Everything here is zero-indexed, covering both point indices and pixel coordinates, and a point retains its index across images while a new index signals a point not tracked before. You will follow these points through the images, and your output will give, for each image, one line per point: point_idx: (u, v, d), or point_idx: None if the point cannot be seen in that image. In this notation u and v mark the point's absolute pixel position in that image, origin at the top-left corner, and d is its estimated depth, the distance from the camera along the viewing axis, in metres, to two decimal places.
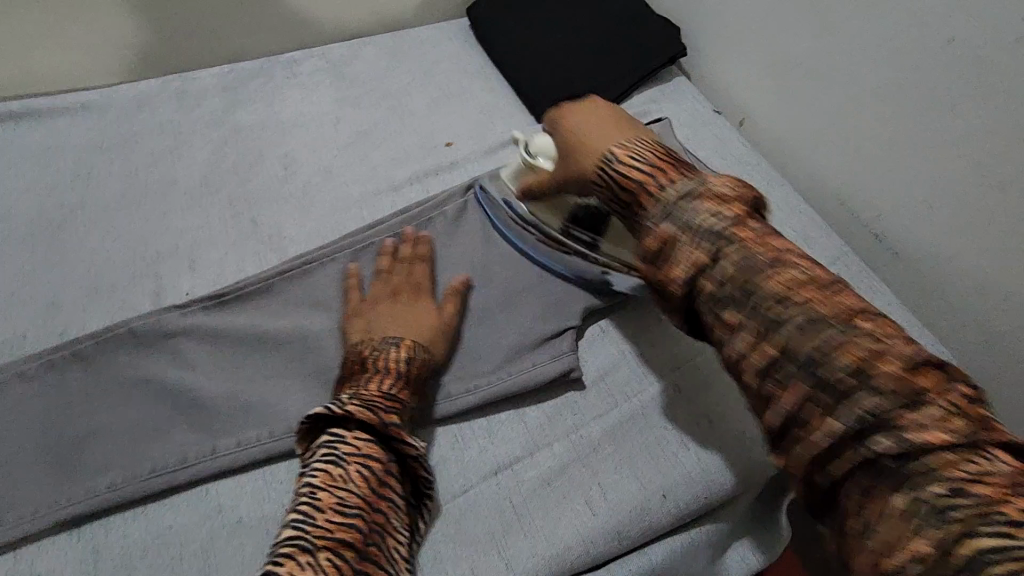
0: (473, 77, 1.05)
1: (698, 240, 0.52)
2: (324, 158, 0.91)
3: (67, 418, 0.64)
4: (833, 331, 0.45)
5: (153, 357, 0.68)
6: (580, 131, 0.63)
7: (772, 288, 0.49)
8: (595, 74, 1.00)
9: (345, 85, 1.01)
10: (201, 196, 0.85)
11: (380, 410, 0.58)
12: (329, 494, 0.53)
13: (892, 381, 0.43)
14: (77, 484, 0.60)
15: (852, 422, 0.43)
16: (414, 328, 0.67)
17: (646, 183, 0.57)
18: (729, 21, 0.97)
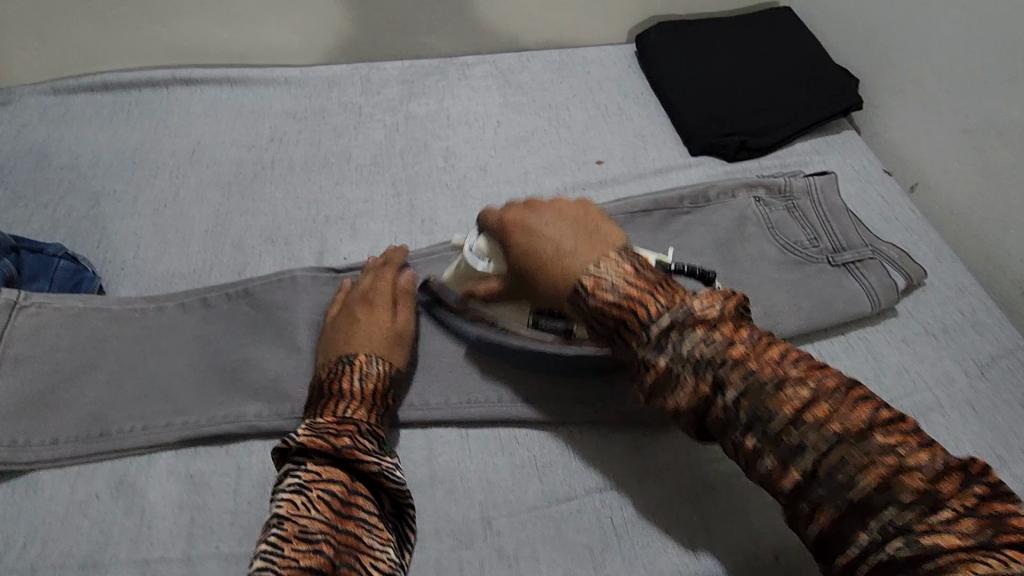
0: (632, 101, 1.07)
1: (687, 362, 0.51)
2: (482, 157, 0.97)
3: (230, 343, 0.73)
4: (819, 427, 0.47)
5: (304, 306, 0.75)
6: (549, 245, 0.58)
7: (767, 400, 0.49)
8: (761, 116, 0.98)
9: (510, 93, 1.08)
10: (369, 174, 0.94)
11: (332, 435, 0.58)
12: (291, 524, 0.52)
13: (874, 467, 0.45)
14: (231, 404, 0.68)
15: (849, 513, 0.45)
16: (367, 329, 0.68)
17: (635, 319, 0.52)
18: (921, 78, 0.91)
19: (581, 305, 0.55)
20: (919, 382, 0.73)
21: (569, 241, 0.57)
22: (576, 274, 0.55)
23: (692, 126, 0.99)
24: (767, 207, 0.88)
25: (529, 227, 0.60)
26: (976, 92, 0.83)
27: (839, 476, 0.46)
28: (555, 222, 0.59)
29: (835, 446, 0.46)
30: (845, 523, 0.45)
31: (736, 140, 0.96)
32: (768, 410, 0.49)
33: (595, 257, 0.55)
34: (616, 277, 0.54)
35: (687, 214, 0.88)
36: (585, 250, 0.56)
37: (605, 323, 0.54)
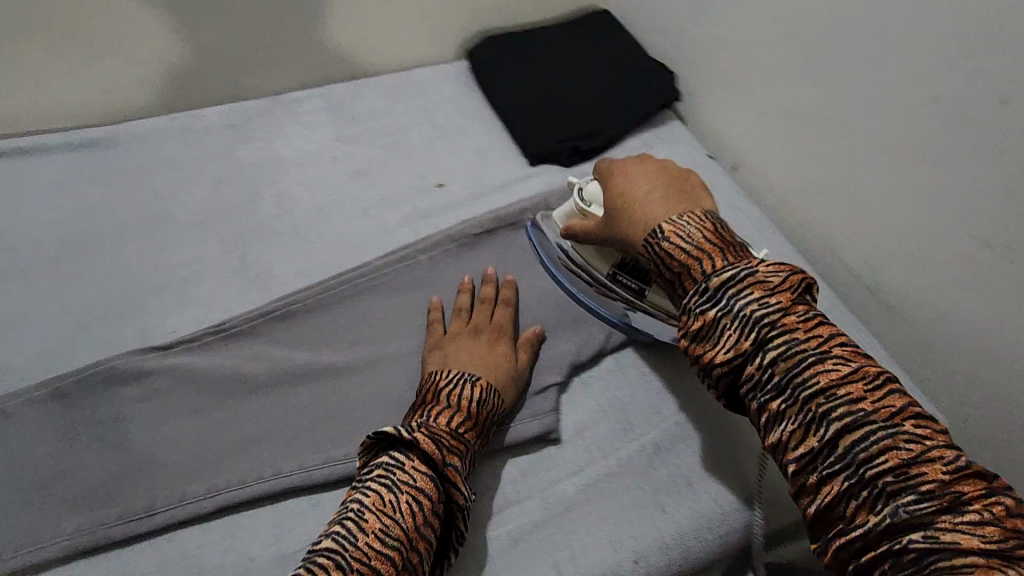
0: (469, 118, 1.07)
1: (710, 292, 0.55)
2: (319, 197, 0.92)
3: (41, 456, 0.65)
4: (823, 366, 0.50)
5: (128, 397, 0.69)
6: (630, 190, 0.68)
7: (774, 332, 0.52)
8: (590, 121, 1.02)
9: (344, 125, 1.04)
10: (195, 234, 0.87)
11: (443, 446, 0.60)
12: (374, 518, 0.54)
13: (862, 409, 0.48)
14: (44, 525, 0.61)
15: (841, 447, 0.48)
16: (474, 349, 0.71)
17: (668, 247, 0.60)
18: (725, 67, 0.98)
19: (650, 246, 0.62)
20: None
21: (658, 193, 0.66)
22: (653, 224, 0.63)
23: (528, 137, 1.01)
24: None
25: (630, 174, 0.70)
26: (773, 80, 0.90)
27: (827, 411, 0.48)
28: (648, 176, 0.69)
29: (819, 381, 0.49)
30: (826, 456, 0.48)
31: (569, 146, 0.99)
32: (777, 350, 0.51)
33: (664, 204, 0.64)
34: (685, 221, 0.61)
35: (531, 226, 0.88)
36: (661, 206, 0.64)
37: (666, 263, 0.60)
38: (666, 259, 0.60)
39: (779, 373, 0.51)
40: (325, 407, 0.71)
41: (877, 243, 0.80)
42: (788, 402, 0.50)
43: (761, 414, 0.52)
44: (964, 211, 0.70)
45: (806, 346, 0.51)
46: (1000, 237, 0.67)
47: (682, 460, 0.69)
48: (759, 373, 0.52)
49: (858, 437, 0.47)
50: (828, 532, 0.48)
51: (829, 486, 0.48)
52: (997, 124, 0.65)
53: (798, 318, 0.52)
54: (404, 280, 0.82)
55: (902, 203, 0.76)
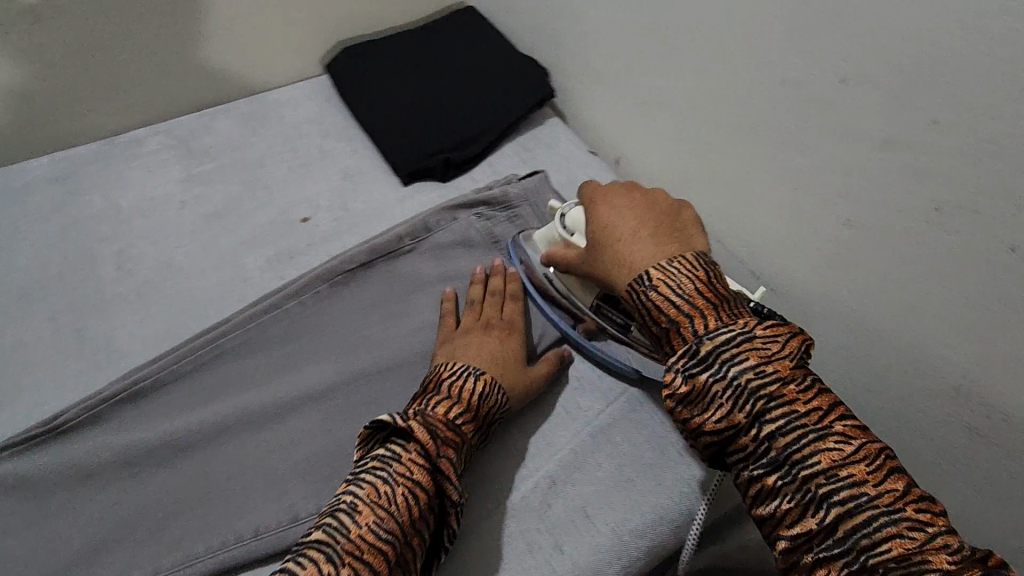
0: (335, 139, 0.99)
1: (704, 354, 0.52)
2: (167, 251, 0.83)
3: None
4: (817, 438, 0.48)
5: None
6: (614, 229, 0.64)
7: (771, 401, 0.50)
8: (461, 129, 0.96)
9: (194, 163, 0.94)
10: (18, 314, 0.76)
11: (440, 438, 0.58)
12: (369, 510, 0.52)
13: (866, 492, 0.46)
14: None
15: (842, 526, 0.46)
16: (487, 342, 0.70)
17: (661, 303, 0.56)
18: (592, 60, 0.94)
19: (637, 292, 0.58)
20: None
21: (651, 235, 0.62)
22: (642, 268, 0.59)
23: (396, 154, 0.94)
24: (489, 221, 0.84)
25: (612, 209, 0.66)
26: (635, 71, 0.87)
27: (829, 494, 0.46)
28: (630, 212, 0.65)
29: (821, 461, 0.47)
30: (825, 537, 0.46)
31: (440, 159, 0.92)
32: (775, 419, 0.49)
33: (654, 247, 0.60)
34: (674, 267, 0.57)
35: (410, 253, 0.81)
36: (648, 247, 0.60)
37: (655, 320, 0.56)
38: (654, 314, 0.56)
39: (777, 449, 0.49)
40: (180, 494, 0.62)
41: (754, 228, 0.79)
42: (786, 479, 0.48)
43: (752, 486, 0.50)
44: (824, 188, 0.69)
45: (806, 424, 0.49)
46: (858, 214, 0.67)
47: (581, 488, 0.66)
48: (753, 446, 0.50)
49: (859, 522, 0.45)
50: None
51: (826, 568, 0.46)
52: (840, 103, 0.64)
53: (791, 384, 0.51)
54: (269, 334, 0.73)
55: (765, 187, 0.76)
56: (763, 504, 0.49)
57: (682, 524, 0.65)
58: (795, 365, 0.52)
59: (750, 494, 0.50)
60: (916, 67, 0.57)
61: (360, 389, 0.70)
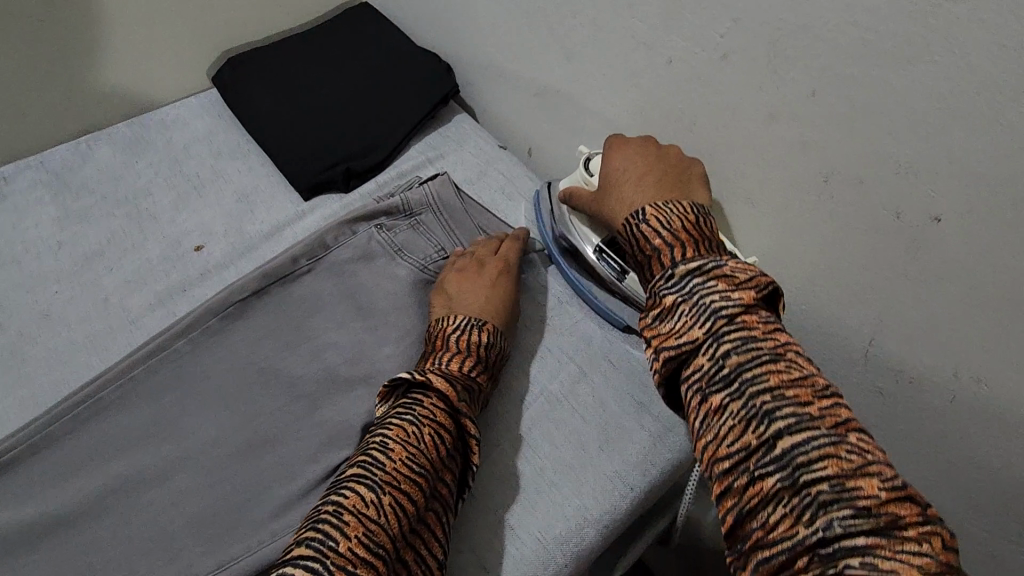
0: (227, 157, 0.93)
1: (679, 275, 0.48)
2: (42, 298, 0.76)
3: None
4: (770, 357, 0.43)
5: None
6: (622, 170, 0.62)
7: (732, 319, 0.45)
8: (362, 134, 0.91)
9: (70, 198, 0.87)
10: None
11: (457, 384, 0.61)
12: (400, 447, 0.54)
13: (808, 413, 0.40)
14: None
15: (781, 446, 0.40)
16: (489, 291, 0.73)
17: (656, 241, 0.52)
18: (488, 49, 0.90)
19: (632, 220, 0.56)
20: (562, 358, 0.74)
21: (652, 176, 0.60)
22: (637, 204, 0.58)
23: (293, 168, 0.89)
24: (389, 231, 0.80)
25: (625, 152, 0.64)
26: (529, 57, 0.84)
27: (770, 410, 0.41)
28: (641, 157, 0.63)
29: (769, 379, 0.42)
30: (762, 455, 0.40)
31: (340, 170, 0.87)
32: (730, 336, 0.44)
33: (658, 187, 0.58)
34: (673, 203, 0.54)
35: (309, 274, 0.76)
36: (651, 189, 0.58)
37: (642, 248, 0.53)
38: (641, 242, 0.52)
39: (728, 365, 0.44)
40: (70, 564, 0.58)
41: None
42: (733, 396, 0.43)
43: (698, 407, 0.44)
44: (720, 166, 0.68)
45: (761, 343, 0.44)
46: (754, 190, 0.66)
47: (502, 501, 0.63)
48: (707, 365, 0.45)
49: (798, 441, 0.39)
50: (746, 544, 0.39)
51: (758, 488, 0.40)
52: (722, 79, 0.62)
53: (755, 308, 0.46)
54: (159, 380, 0.68)
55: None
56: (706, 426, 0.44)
57: (610, 524, 0.63)
58: (767, 303, 0.48)
59: (694, 415, 0.45)
60: (783, 38, 0.56)
61: (265, 427, 0.66)
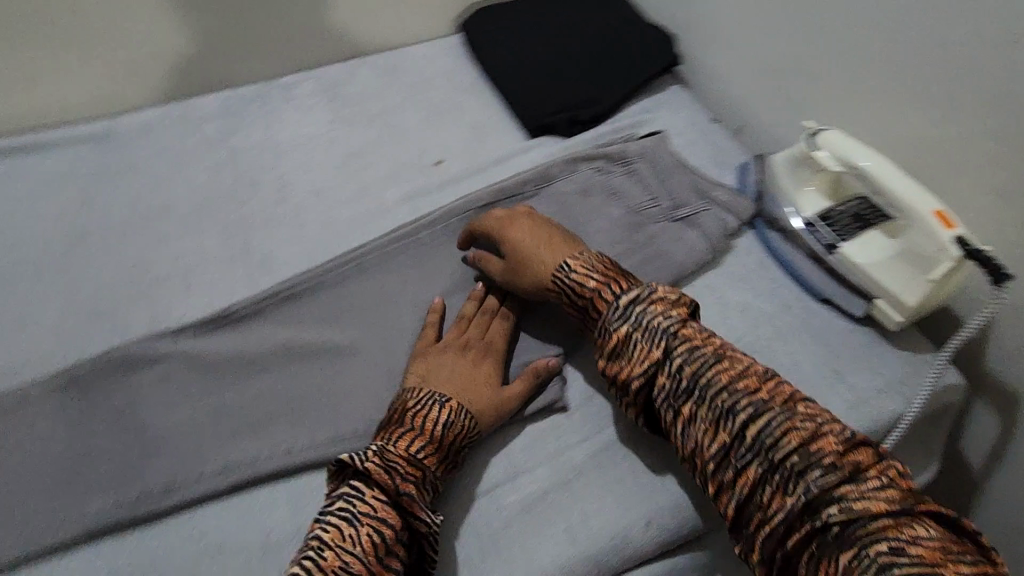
0: (466, 93, 1.06)
1: (627, 315, 0.63)
2: (316, 179, 0.93)
3: (63, 440, 0.66)
4: (713, 361, 0.59)
5: (141, 381, 0.70)
6: (518, 249, 0.72)
7: (701, 342, 0.60)
8: (588, 88, 1.00)
9: (339, 105, 1.04)
10: (195, 222, 0.87)
11: (397, 475, 0.58)
12: (334, 554, 0.53)
13: (763, 398, 0.55)
14: (71, 507, 0.62)
15: (756, 434, 0.54)
16: (449, 362, 0.69)
17: (599, 290, 0.67)
18: (724, 24, 0.95)
19: (561, 279, 0.69)
20: (759, 317, 0.76)
21: (564, 238, 0.73)
22: (557, 261, 0.70)
23: (523, 109, 0.99)
24: (606, 175, 0.88)
25: (516, 227, 0.74)
26: (772, 31, 0.87)
27: (734, 407, 0.56)
28: (530, 229, 0.74)
29: (727, 380, 0.57)
30: (739, 449, 0.55)
31: (565, 116, 0.97)
32: (693, 355, 0.59)
33: (565, 253, 0.71)
34: (595, 260, 0.69)
35: (532, 198, 0.86)
36: (557, 254, 0.71)
37: (581, 296, 0.68)
38: (579, 287, 0.68)
39: (692, 378, 0.59)
40: (332, 381, 0.72)
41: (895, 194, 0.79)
42: (699, 404, 0.58)
43: (678, 421, 0.59)
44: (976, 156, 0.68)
45: (705, 351, 0.60)
46: (1011, 185, 0.66)
47: None
48: (671, 383, 0.60)
49: (762, 424, 0.54)
50: (750, 526, 0.53)
51: (745, 477, 0.54)
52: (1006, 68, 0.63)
53: (684, 324, 0.62)
54: (407, 259, 0.81)
55: (908, 148, 0.75)
56: (697, 440, 0.57)
57: None
58: (697, 327, 0.63)
59: (677, 429, 0.59)
60: None
61: None
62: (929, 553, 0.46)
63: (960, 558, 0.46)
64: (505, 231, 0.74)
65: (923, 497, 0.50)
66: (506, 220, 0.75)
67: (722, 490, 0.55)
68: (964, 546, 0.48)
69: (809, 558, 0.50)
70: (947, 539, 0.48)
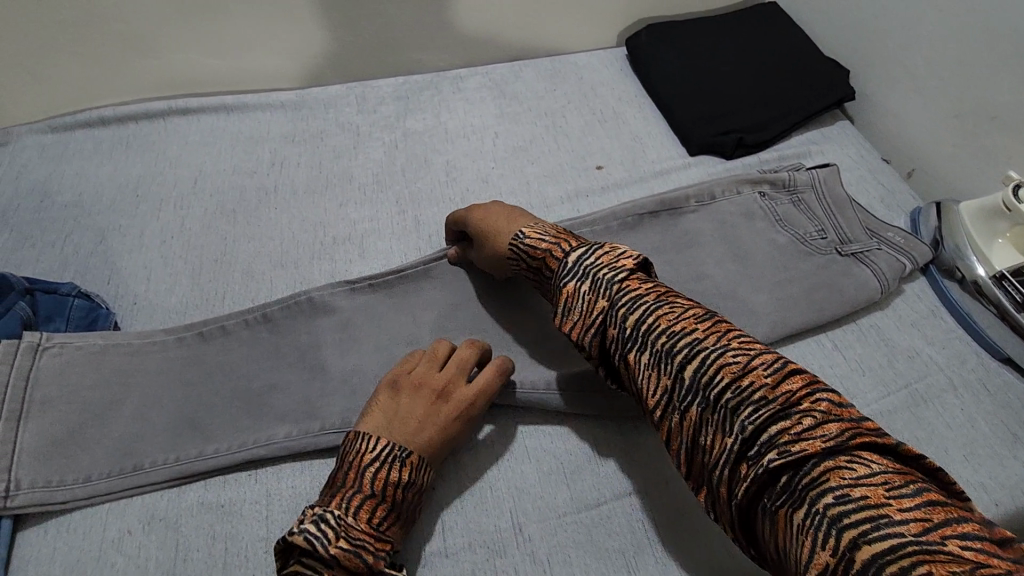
0: (626, 104, 1.09)
1: (567, 270, 0.62)
2: (483, 168, 0.98)
3: (256, 369, 0.73)
4: (651, 304, 0.55)
5: (325, 326, 0.76)
6: (489, 220, 0.74)
7: (610, 286, 0.58)
8: (757, 112, 1.00)
9: (505, 102, 1.09)
10: (371, 193, 0.95)
11: (364, 551, 0.55)
12: None
13: (697, 337, 0.52)
14: (259, 429, 0.68)
15: (684, 377, 0.51)
16: (411, 411, 0.62)
17: (552, 251, 0.66)
18: (909, 64, 0.93)
19: (518, 246, 0.70)
20: (930, 364, 0.74)
21: (510, 217, 0.74)
22: (512, 231, 0.71)
23: (688, 125, 1.01)
24: (772, 201, 0.88)
25: (484, 207, 0.76)
26: (970, 77, 0.84)
27: (673, 348, 0.52)
28: (495, 207, 0.76)
29: (660, 322, 0.54)
30: (679, 392, 0.51)
31: (733, 137, 0.97)
32: (621, 299, 0.57)
33: (522, 222, 0.72)
34: (548, 228, 0.69)
35: (695, 212, 0.87)
36: (509, 225, 0.72)
37: (536, 259, 0.67)
38: (532, 252, 0.68)
39: (629, 325, 0.55)
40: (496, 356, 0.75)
41: None
42: (640, 351, 0.54)
43: (630, 370, 0.55)
44: None
45: (646, 298, 0.56)
46: None
47: None
48: (618, 330, 0.56)
49: (697, 364, 0.50)
50: (699, 473, 0.50)
51: (689, 421, 0.51)
52: None
53: (632, 274, 0.59)
54: None
55: None
56: (651, 393, 0.53)
57: None
58: (650, 280, 0.59)
59: (633, 380, 0.55)
60: None
61: None
62: (874, 493, 0.40)
63: (902, 490, 0.39)
64: (468, 213, 0.77)
65: (890, 440, 0.44)
66: (474, 205, 0.78)
67: (680, 442, 0.52)
68: (907, 477, 0.41)
69: (761, 508, 0.45)
70: (906, 474, 0.41)
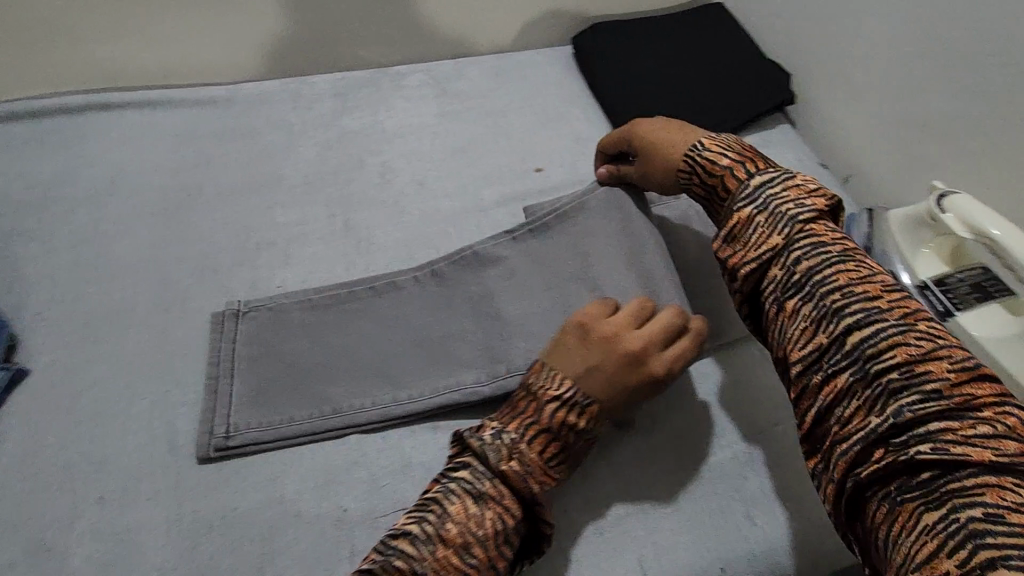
0: (570, 104, 1.06)
1: (749, 196, 0.60)
2: (419, 171, 0.95)
3: (315, 346, 0.73)
4: (833, 260, 0.54)
5: (359, 307, 0.75)
6: (656, 131, 0.70)
7: (794, 229, 0.56)
8: (699, 114, 0.98)
9: (446, 100, 1.06)
10: (301, 195, 0.91)
11: (530, 475, 0.56)
12: (456, 533, 0.53)
13: (877, 307, 0.50)
14: (344, 398, 0.69)
15: (846, 342, 0.50)
16: (603, 364, 0.59)
17: (733, 170, 0.63)
18: (847, 73, 0.93)
19: (692, 156, 0.66)
20: None
21: (687, 130, 0.69)
22: (689, 141, 0.68)
23: (629, 128, 0.99)
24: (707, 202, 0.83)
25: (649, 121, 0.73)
26: (902, 89, 0.85)
27: (842, 308, 0.51)
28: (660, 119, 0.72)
29: (840, 280, 0.52)
30: (833, 354, 0.50)
31: None
32: (800, 248, 0.55)
33: (691, 136, 0.68)
34: (732, 145, 0.65)
35: None
36: (680, 136, 0.68)
37: (712, 175, 0.64)
38: (709, 166, 0.64)
39: (801, 273, 0.54)
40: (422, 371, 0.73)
41: None
42: (805, 299, 0.53)
43: (777, 313, 0.55)
44: None
45: (831, 249, 0.55)
46: None
47: (772, 473, 0.68)
48: (780, 272, 0.56)
49: (866, 334, 0.49)
50: (822, 436, 0.50)
51: (832, 384, 0.50)
52: None
53: (820, 227, 0.57)
54: None
55: None
56: (795, 343, 0.53)
57: None
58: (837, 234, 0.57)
59: (773, 322, 0.55)
60: None
61: None
62: None
63: None
64: (635, 126, 0.73)
65: None
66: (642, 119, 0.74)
67: (808, 398, 0.52)
68: None
69: (883, 494, 0.45)
70: None
